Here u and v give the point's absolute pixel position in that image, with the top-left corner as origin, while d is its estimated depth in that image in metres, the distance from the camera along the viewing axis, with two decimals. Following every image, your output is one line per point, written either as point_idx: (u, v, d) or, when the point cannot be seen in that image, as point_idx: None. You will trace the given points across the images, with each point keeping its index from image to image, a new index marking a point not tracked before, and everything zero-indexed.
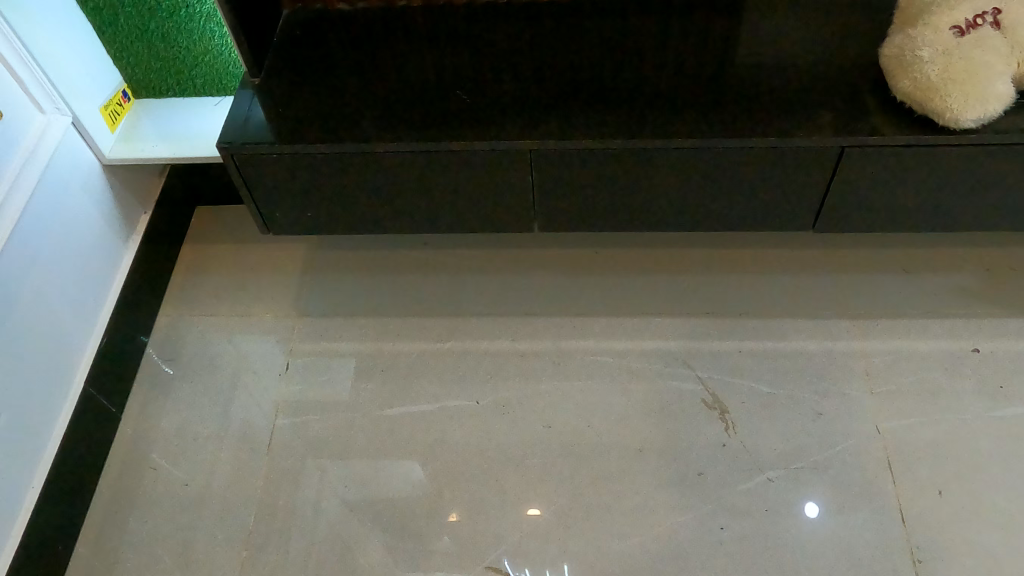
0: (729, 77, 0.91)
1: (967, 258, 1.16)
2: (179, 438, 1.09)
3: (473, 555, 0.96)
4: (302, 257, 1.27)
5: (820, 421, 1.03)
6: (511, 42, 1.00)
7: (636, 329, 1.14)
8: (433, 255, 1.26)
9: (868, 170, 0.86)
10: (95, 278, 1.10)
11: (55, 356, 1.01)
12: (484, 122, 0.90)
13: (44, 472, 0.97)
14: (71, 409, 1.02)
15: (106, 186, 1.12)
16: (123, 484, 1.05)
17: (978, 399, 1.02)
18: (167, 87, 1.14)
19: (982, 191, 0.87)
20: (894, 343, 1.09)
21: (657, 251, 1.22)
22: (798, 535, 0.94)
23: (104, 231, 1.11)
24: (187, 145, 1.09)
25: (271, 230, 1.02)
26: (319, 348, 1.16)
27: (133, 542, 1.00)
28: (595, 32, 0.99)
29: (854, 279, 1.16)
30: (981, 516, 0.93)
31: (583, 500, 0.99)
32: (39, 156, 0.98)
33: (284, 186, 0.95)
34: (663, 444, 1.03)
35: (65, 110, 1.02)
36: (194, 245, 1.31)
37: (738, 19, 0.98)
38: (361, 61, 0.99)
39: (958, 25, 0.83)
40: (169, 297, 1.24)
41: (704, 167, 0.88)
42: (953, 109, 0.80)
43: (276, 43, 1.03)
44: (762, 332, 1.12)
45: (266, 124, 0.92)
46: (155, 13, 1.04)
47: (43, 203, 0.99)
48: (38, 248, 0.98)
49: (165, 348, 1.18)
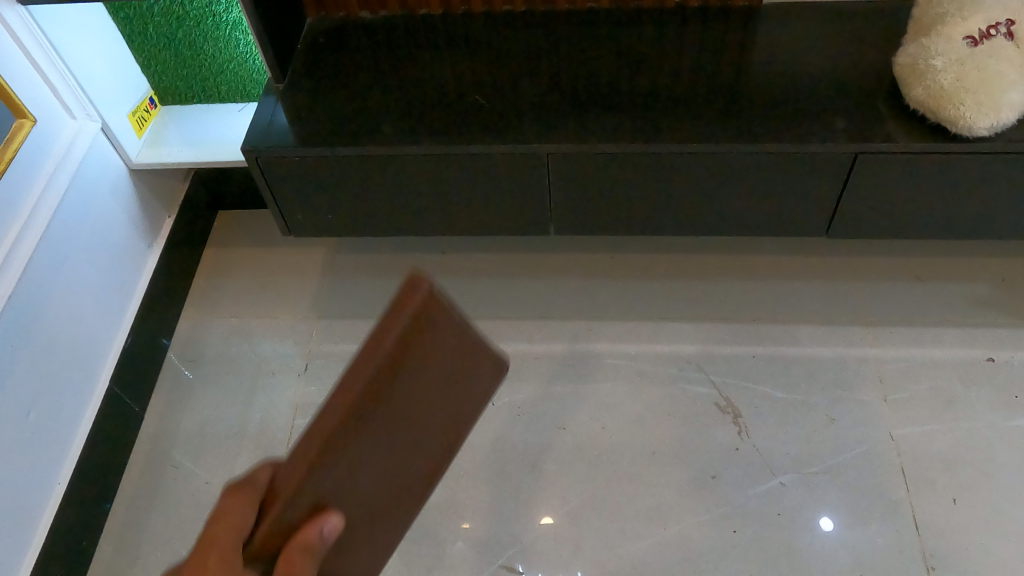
0: (742, 85, 0.93)
1: (981, 268, 1.17)
2: (200, 435, 1.11)
3: (488, 555, 0.98)
4: (322, 260, 1.30)
5: (832, 427, 1.04)
6: (529, 49, 1.02)
7: (650, 333, 1.16)
8: (450, 258, 1.28)
9: (878, 178, 0.88)
10: (123, 279, 1.13)
11: (82, 356, 1.04)
12: (502, 127, 0.92)
13: (70, 467, 0.99)
14: (97, 407, 1.05)
15: (134, 191, 1.15)
16: (145, 481, 1.08)
17: (992, 408, 1.03)
18: (193, 93, 1.17)
19: (994, 199, 0.88)
20: (907, 352, 1.10)
21: (672, 256, 1.24)
22: (809, 543, 0.95)
23: (131, 234, 1.15)
24: (212, 150, 1.12)
25: (292, 231, 1.05)
26: (338, 349, 1.19)
27: (155, 538, 1.03)
28: (611, 40, 1.01)
29: (868, 286, 1.17)
30: (994, 524, 0.94)
31: (597, 502, 1.01)
32: (70, 162, 1.01)
33: (306, 190, 0.98)
34: (676, 448, 1.04)
35: (95, 117, 1.06)
36: (217, 247, 1.34)
37: (750, 30, 1.00)
38: (382, 67, 1.02)
39: (972, 35, 0.84)
40: (193, 298, 1.27)
41: (719, 173, 0.90)
42: (966, 118, 0.81)
43: (299, 49, 1.06)
44: (775, 338, 1.13)
45: (288, 129, 0.95)
46: (184, 23, 1.06)
47: (74, 208, 1.02)
48: (68, 250, 1.01)
49: (187, 349, 1.21)
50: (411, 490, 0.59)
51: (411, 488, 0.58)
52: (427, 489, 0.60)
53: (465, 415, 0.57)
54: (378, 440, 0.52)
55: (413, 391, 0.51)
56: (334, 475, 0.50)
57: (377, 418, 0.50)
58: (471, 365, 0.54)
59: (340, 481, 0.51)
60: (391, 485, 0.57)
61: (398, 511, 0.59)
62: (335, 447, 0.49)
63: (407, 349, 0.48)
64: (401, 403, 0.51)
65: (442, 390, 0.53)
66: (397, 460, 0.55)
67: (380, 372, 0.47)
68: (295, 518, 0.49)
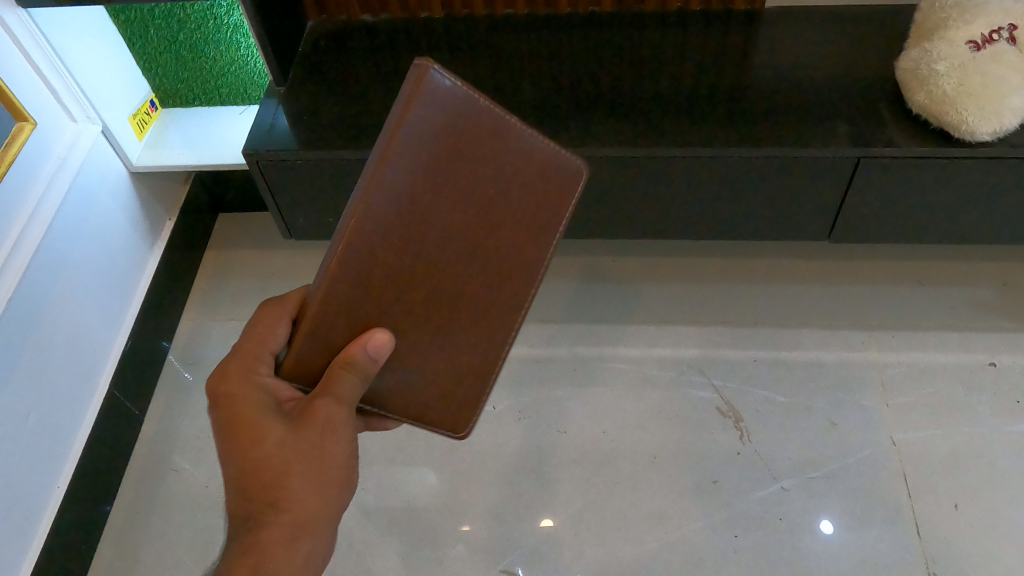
0: (744, 88, 0.93)
1: (983, 272, 1.17)
2: (201, 438, 1.11)
3: (488, 559, 0.97)
4: (323, 262, 1.30)
5: (834, 432, 1.04)
6: (530, 52, 1.02)
7: (652, 336, 1.16)
8: None
9: (880, 182, 0.87)
10: (123, 282, 1.13)
11: (82, 358, 1.04)
12: None
13: (70, 470, 0.99)
14: (97, 410, 1.05)
15: (134, 193, 1.15)
16: (144, 485, 1.08)
17: (995, 413, 1.03)
18: (194, 96, 1.17)
19: (997, 204, 0.88)
20: (910, 357, 1.09)
21: (673, 260, 1.24)
22: (811, 548, 0.95)
23: (131, 237, 1.14)
24: (212, 153, 1.12)
25: (293, 234, 1.05)
26: None
27: (154, 542, 1.02)
28: (613, 43, 1.01)
29: (870, 290, 1.17)
30: (995, 530, 0.94)
31: (597, 505, 1.01)
32: (71, 165, 1.01)
33: (308, 192, 0.98)
34: (677, 452, 1.04)
35: (95, 119, 1.06)
36: (218, 250, 1.34)
37: (752, 34, 1.00)
38: (384, 70, 1.02)
39: (974, 40, 0.84)
40: (193, 301, 1.27)
41: (721, 177, 0.90)
42: (969, 123, 0.81)
43: (301, 52, 1.06)
44: (776, 342, 1.13)
45: (290, 132, 0.95)
46: (185, 25, 1.06)
47: (74, 211, 1.02)
48: (68, 252, 1.01)
49: (187, 352, 1.21)
50: (495, 317, 0.65)
51: (500, 311, 0.65)
52: (516, 320, 0.66)
53: (536, 236, 0.63)
54: (438, 246, 0.60)
55: (468, 193, 0.59)
56: (395, 272, 0.60)
57: (433, 221, 0.59)
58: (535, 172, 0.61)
59: (397, 286, 0.61)
60: (471, 305, 0.64)
61: (488, 338, 0.66)
62: (390, 239, 0.59)
63: (450, 141, 0.58)
64: (457, 205, 0.60)
65: (498, 200, 0.61)
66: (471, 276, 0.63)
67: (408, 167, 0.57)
68: (339, 334, 0.61)
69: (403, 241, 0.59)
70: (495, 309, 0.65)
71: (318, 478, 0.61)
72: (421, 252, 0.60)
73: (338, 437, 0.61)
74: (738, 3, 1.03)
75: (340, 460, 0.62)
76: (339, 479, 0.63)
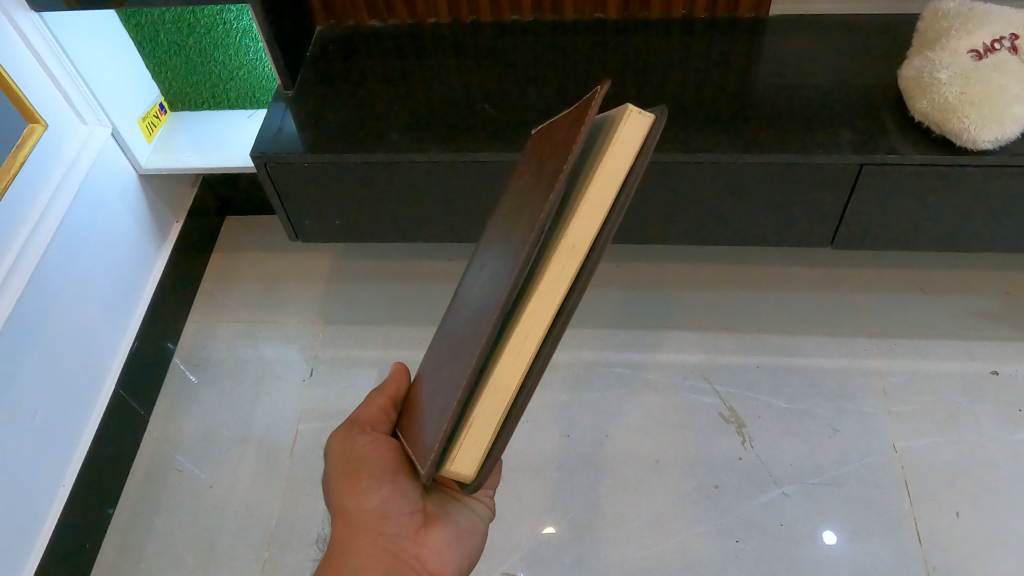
0: (748, 96, 0.94)
1: (986, 281, 1.17)
2: (205, 440, 1.12)
3: (489, 561, 0.98)
4: (328, 265, 1.30)
5: (836, 438, 1.04)
6: (537, 58, 1.03)
7: (655, 342, 1.16)
8: (458, 265, 1.28)
9: (882, 190, 0.88)
10: (131, 283, 1.14)
11: (90, 359, 1.05)
12: (509, 135, 0.93)
13: (75, 469, 1.00)
14: (103, 409, 1.06)
15: (142, 195, 1.16)
16: (149, 485, 1.08)
17: (997, 423, 1.03)
18: (203, 99, 1.18)
19: (997, 213, 0.89)
20: (911, 364, 1.10)
21: (678, 266, 1.24)
22: (812, 554, 0.95)
23: (138, 238, 1.16)
24: (220, 156, 1.13)
25: (299, 237, 1.05)
26: (343, 354, 1.19)
27: (159, 542, 1.03)
28: (619, 49, 1.02)
29: (872, 298, 1.17)
30: (997, 539, 0.94)
31: (599, 510, 1.01)
32: (80, 167, 1.02)
33: (314, 195, 0.98)
34: (680, 456, 1.04)
35: (105, 122, 1.07)
36: (224, 253, 1.35)
37: (757, 43, 1.00)
38: (391, 75, 1.03)
39: (976, 49, 0.85)
40: (198, 303, 1.28)
41: (724, 184, 0.90)
42: (970, 131, 0.81)
43: (309, 57, 1.07)
44: (779, 348, 1.13)
45: (298, 136, 0.96)
46: (195, 30, 1.06)
47: (83, 212, 1.03)
48: (76, 254, 1.02)
49: (192, 354, 1.22)
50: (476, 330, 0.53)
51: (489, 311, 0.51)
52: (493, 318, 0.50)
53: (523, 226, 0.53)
54: (496, 256, 0.59)
55: (522, 201, 0.58)
56: (477, 285, 0.61)
57: (503, 237, 0.59)
58: (574, 145, 0.50)
59: (474, 290, 0.61)
60: (482, 315, 0.53)
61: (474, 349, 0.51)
62: (490, 253, 0.62)
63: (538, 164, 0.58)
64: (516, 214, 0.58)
65: (529, 199, 0.55)
66: (496, 279, 0.54)
67: (522, 191, 0.60)
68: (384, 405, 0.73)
69: (480, 287, 0.59)
70: (489, 308, 0.51)
71: (343, 482, 0.64)
72: (492, 261, 0.59)
73: (358, 449, 0.66)
74: (742, 12, 1.04)
75: (364, 457, 0.65)
76: (368, 472, 0.64)
